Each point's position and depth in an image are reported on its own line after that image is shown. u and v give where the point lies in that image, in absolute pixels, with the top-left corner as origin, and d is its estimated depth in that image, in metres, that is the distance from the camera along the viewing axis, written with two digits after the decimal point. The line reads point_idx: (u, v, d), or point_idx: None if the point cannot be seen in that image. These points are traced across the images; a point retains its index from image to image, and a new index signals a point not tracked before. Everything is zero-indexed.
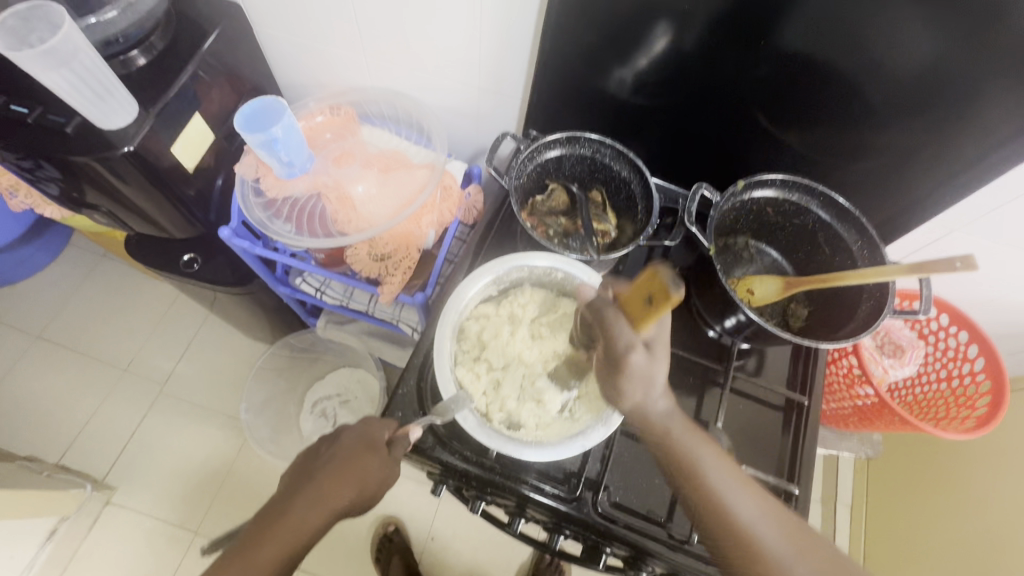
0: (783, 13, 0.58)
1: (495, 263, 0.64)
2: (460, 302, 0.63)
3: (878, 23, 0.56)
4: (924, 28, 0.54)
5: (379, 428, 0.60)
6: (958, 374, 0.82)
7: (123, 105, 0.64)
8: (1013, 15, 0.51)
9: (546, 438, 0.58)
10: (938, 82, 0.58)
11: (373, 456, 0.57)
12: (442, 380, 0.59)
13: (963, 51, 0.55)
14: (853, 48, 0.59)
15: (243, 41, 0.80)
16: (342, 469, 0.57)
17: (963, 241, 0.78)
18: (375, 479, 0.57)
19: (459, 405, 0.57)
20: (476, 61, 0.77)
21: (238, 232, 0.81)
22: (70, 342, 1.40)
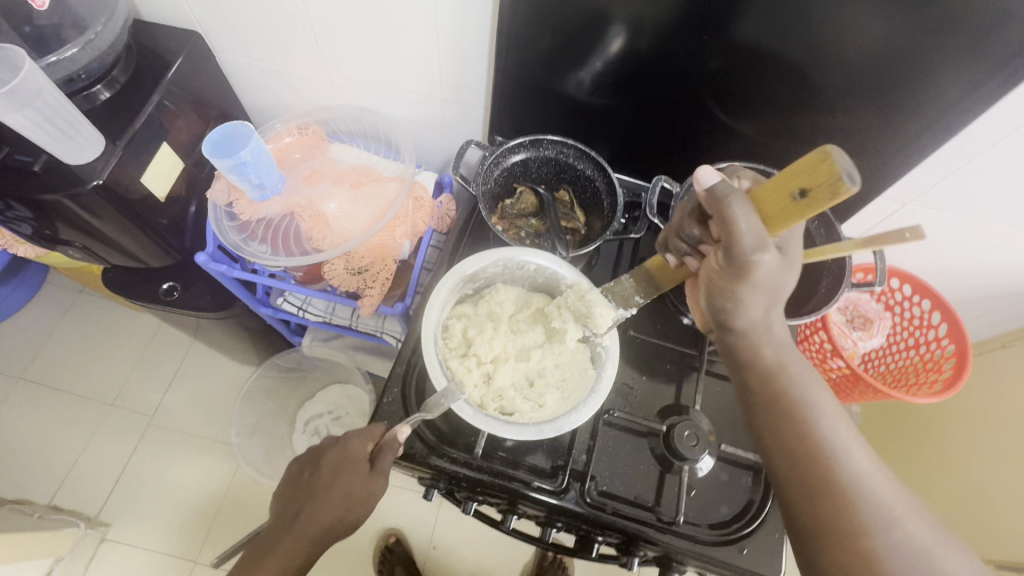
0: (725, 7, 0.61)
1: (473, 258, 0.65)
2: (441, 298, 0.64)
3: (814, 12, 0.59)
4: (857, 14, 0.57)
5: (359, 444, 0.61)
6: (924, 340, 0.84)
7: (90, 140, 0.65)
8: None
9: (542, 417, 0.60)
10: (876, 63, 0.61)
11: (352, 476, 0.59)
12: (434, 373, 0.60)
13: (895, 33, 0.58)
14: (787, 39, 0.62)
15: (206, 68, 0.81)
16: (327, 490, 0.59)
17: (917, 214, 0.81)
18: (357, 495, 0.59)
19: (451, 397, 0.59)
20: (438, 73, 0.79)
21: (215, 257, 0.82)
22: (52, 381, 1.39)
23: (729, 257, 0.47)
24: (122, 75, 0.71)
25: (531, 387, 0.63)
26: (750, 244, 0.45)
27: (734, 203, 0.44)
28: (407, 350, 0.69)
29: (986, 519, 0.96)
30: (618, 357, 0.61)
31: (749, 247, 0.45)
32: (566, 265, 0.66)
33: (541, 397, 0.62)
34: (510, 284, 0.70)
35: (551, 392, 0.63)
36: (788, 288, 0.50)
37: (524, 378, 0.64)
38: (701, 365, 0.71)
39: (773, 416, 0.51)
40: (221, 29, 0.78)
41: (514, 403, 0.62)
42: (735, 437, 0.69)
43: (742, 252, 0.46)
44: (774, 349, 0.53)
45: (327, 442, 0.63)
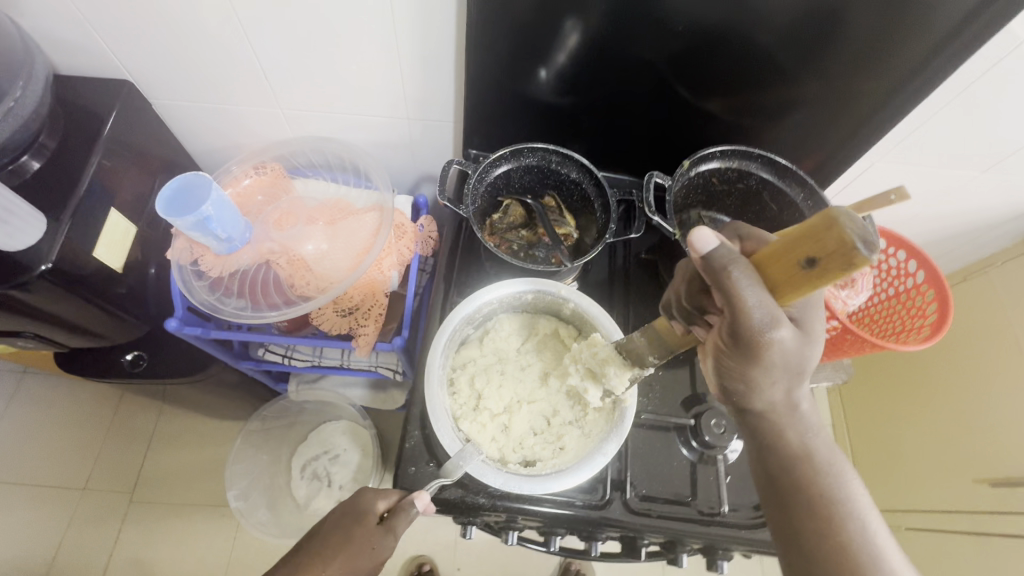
0: None
1: (461, 306, 0.63)
2: (440, 357, 0.61)
3: None
4: None
5: (373, 500, 0.57)
6: (904, 288, 0.88)
7: (31, 220, 0.58)
8: None
9: (564, 464, 0.58)
10: (839, 31, 0.62)
11: (359, 531, 0.55)
12: (446, 440, 0.57)
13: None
14: (738, 13, 0.61)
15: (143, 118, 0.74)
16: (328, 544, 0.55)
17: (884, 171, 0.84)
18: (361, 554, 0.54)
19: (467, 459, 0.56)
20: (394, 88, 0.75)
21: (186, 320, 0.76)
22: (10, 476, 1.26)
23: (737, 336, 0.42)
24: (52, 141, 0.65)
25: (550, 433, 0.61)
26: (763, 321, 0.40)
27: (738, 274, 0.39)
28: (418, 390, 0.66)
29: (977, 443, 1.02)
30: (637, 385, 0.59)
31: (762, 324, 0.40)
32: (565, 287, 0.64)
33: (560, 440, 0.60)
34: (510, 314, 0.68)
35: (569, 432, 0.61)
36: (807, 362, 0.44)
37: (539, 423, 0.62)
38: None
39: (799, 510, 0.46)
40: (154, 73, 0.71)
41: (534, 451, 0.60)
42: None
43: (752, 330, 0.40)
44: (802, 434, 0.47)
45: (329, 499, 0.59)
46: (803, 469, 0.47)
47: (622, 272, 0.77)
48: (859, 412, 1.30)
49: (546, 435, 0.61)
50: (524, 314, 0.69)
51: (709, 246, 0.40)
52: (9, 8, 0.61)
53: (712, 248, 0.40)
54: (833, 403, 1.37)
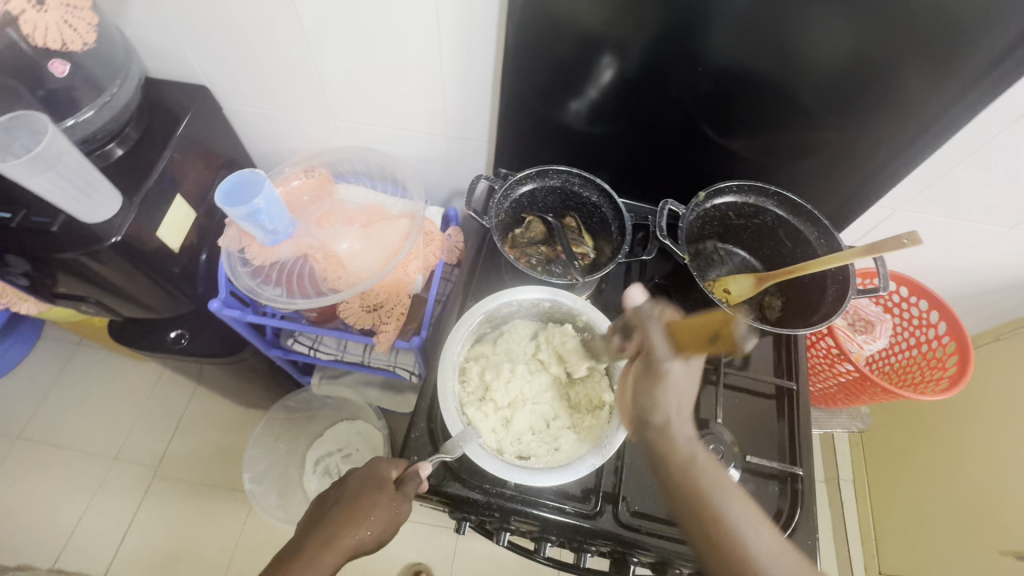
0: (704, 31, 0.64)
1: (485, 301, 0.66)
2: (456, 345, 0.65)
3: (788, 35, 0.63)
4: (834, 36, 0.62)
5: (387, 467, 0.59)
6: (925, 339, 0.88)
7: (108, 197, 0.65)
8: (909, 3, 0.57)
9: (557, 463, 0.61)
10: (854, 81, 0.65)
11: (377, 494, 0.56)
12: (448, 419, 0.60)
13: (868, 52, 0.62)
14: (777, 61, 0.66)
15: (214, 119, 0.83)
16: (346, 511, 0.55)
17: (907, 219, 0.85)
18: (381, 516, 0.55)
19: (467, 439, 0.59)
20: (438, 110, 0.82)
21: (227, 302, 0.82)
22: (52, 438, 1.35)
23: (646, 363, 0.58)
24: (136, 132, 0.74)
25: (547, 433, 0.65)
26: (665, 352, 0.58)
27: (652, 325, 0.60)
28: (429, 386, 0.69)
29: (1002, 509, 0.97)
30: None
31: (663, 355, 0.58)
32: (580, 300, 0.67)
33: (557, 441, 0.64)
34: (525, 321, 0.72)
35: (565, 435, 0.64)
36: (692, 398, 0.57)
37: (539, 422, 0.65)
38: (718, 377, 0.73)
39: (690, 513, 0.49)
40: (227, 80, 0.80)
41: (530, 447, 0.63)
42: (757, 447, 0.70)
43: (658, 359, 0.58)
44: (688, 443, 0.53)
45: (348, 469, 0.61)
46: (692, 479, 0.50)
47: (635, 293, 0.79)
48: (880, 467, 1.25)
49: (544, 434, 0.65)
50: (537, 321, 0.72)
51: (638, 298, 0.62)
52: (117, 19, 0.72)
53: (639, 301, 0.62)
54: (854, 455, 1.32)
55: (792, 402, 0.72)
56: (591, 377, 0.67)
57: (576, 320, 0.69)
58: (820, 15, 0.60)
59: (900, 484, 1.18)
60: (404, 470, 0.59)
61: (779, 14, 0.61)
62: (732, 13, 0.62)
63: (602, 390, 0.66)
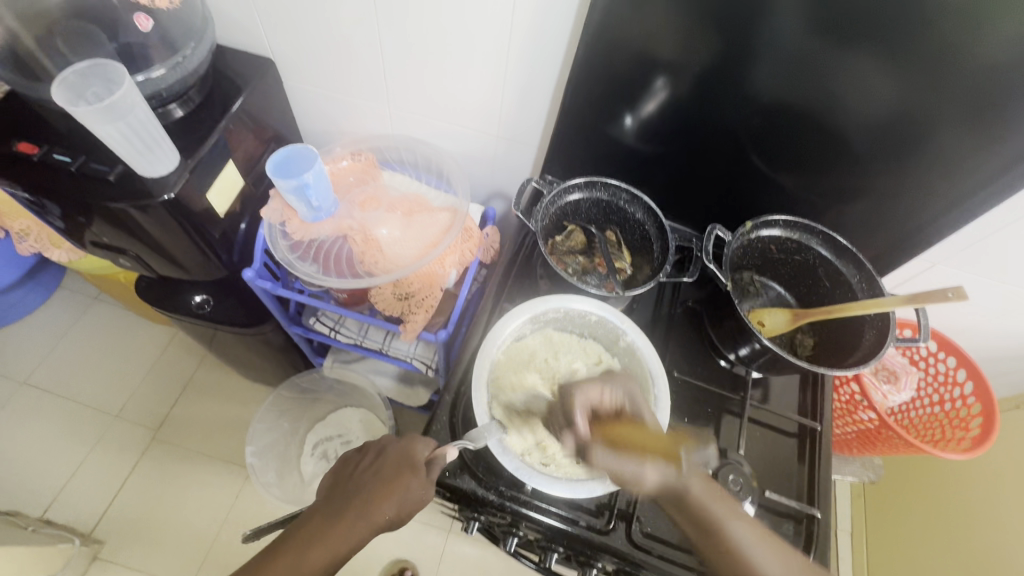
0: (757, 65, 0.65)
1: (535, 300, 0.68)
2: (502, 334, 0.66)
3: (844, 77, 0.63)
4: (889, 84, 0.62)
5: (421, 448, 0.59)
6: (949, 397, 0.87)
7: (166, 154, 0.66)
8: (972, 61, 0.57)
9: (575, 475, 0.61)
10: (905, 129, 0.65)
11: (411, 478, 0.56)
12: (477, 406, 0.61)
13: (925, 102, 0.62)
14: (829, 104, 0.66)
15: (273, 92, 0.84)
16: (381, 490, 0.55)
17: (946, 273, 0.85)
18: (414, 500, 0.55)
19: (492, 432, 0.60)
20: (491, 108, 0.82)
21: (260, 273, 0.82)
22: (57, 388, 1.36)
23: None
24: (198, 96, 0.75)
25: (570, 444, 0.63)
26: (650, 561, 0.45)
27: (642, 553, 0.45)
28: (456, 380, 0.69)
29: None
30: (666, 427, 0.61)
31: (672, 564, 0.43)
32: (629, 322, 0.68)
33: None
34: (566, 332, 0.72)
35: None
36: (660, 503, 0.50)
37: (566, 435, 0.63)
38: (742, 410, 0.72)
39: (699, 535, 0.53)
40: (291, 57, 0.82)
41: (552, 453, 0.62)
42: (775, 483, 0.69)
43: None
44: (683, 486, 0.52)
45: (386, 438, 0.61)
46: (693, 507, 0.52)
47: (667, 317, 0.80)
48: (880, 521, 1.23)
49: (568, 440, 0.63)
50: (577, 334, 0.72)
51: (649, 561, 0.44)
52: None
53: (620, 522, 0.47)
54: (856, 507, 1.31)
55: (814, 444, 0.71)
56: None
57: (617, 341, 0.69)
58: (875, 63, 0.60)
59: (899, 541, 1.16)
60: (435, 451, 0.58)
61: (840, 60, 0.61)
62: (791, 53, 0.63)
63: None
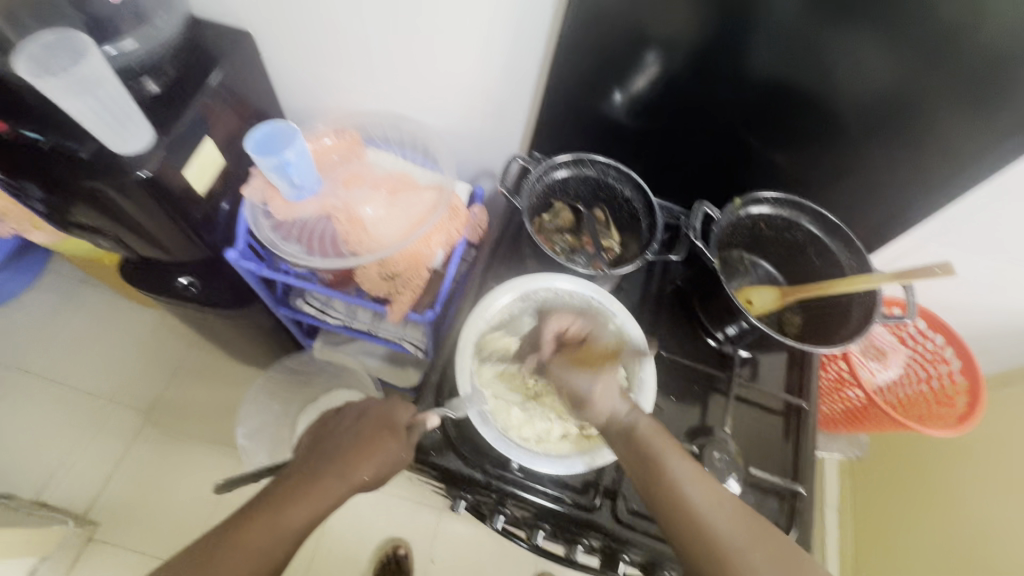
0: (754, 37, 0.63)
1: (520, 281, 0.67)
2: (488, 311, 0.66)
3: (844, 47, 0.61)
4: (891, 55, 0.60)
5: (402, 412, 0.60)
6: (936, 374, 0.88)
7: (140, 130, 0.65)
8: (971, 29, 0.55)
9: (553, 452, 0.62)
10: (901, 102, 0.64)
11: (391, 440, 0.57)
12: (461, 378, 0.63)
13: (922, 74, 0.60)
14: (823, 78, 0.64)
15: (253, 67, 0.82)
16: (362, 449, 0.56)
17: (936, 251, 0.84)
18: (394, 461, 0.57)
19: (472, 403, 0.62)
20: (478, 83, 0.80)
21: (244, 254, 0.81)
22: (46, 371, 1.35)
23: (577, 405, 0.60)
24: (173, 70, 0.72)
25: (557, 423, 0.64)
26: (585, 385, 0.59)
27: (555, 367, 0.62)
28: (443, 359, 0.69)
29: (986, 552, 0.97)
30: (644, 417, 0.61)
31: (583, 386, 0.59)
32: (620, 307, 0.68)
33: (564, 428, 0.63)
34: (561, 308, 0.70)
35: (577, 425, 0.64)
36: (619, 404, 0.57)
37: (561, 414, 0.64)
38: (729, 388, 0.72)
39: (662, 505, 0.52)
40: (271, 29, 0.79)
41: (533, 431, 0.63)
42: (761, 460, 0.70)
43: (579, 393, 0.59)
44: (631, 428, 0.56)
45: (365, 401, 0.62)
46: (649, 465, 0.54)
47: (654, 295, 0.79)
48: (867, 497, 1.25)
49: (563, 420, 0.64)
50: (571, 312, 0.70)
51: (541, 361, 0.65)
52: None
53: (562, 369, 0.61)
54: (843, 482, 1.33)
55: (800, 422, 0.72)
56: None
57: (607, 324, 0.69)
58: (876, 33, 0.58)
59: (884, 515, 1.18)
60: (415, 417, 0.60)
61: (834, 36, 0.60)
62: (787, 26, 0.61)
63: None
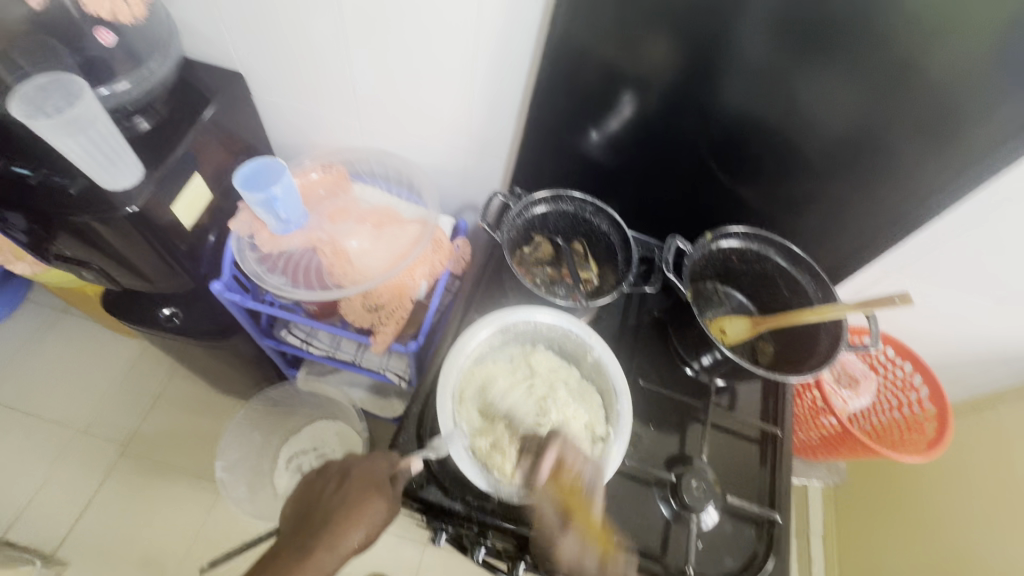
0: (722, 83, 0.68)
1: (496, 315, 0.68)
2: (467, 346, 0.67)
3: (804, 92, 0.65)
4: (846, 100, 0.65)
5: (382, 466, 0.60)
6: (907, 402, 0.90)
7: (129, 167, 0.66)
8: (912, 78, 0.60)
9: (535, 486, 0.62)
10: (858, 142, 0.68)
11: (378, 497, 0.58)
12: (442, 417, 0.62)
13: (875, 118, 0.65)
14: (788, 121, 0.69)
15: (243, 105, 0.85)
16: (350, 515, 0.56)
17: (899, 281, 0.88)
18: (382, 518, 0.58)
19: (452, 440, 0.61)
20: (462, 122, 0.84)
21: (229, 286, 0.82)
22: (20, 404, 1.32)
23: None
24: (164, 108, 0.75)
25: None
26: None
27: None
28: (424, 389, 0.70)
29: None
30: (626, 444, 0.62)
31: None
32: (593, 336, 0.69)
33: None
34: (537, 345, 0.73)
35: None
36: None
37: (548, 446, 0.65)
38: (705, 417, 0.73)
39: None
40: (262, 70, 0.83)
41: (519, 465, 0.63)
42: (737, 488, 0.71)
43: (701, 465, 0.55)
44: None
45: (346, 459, 0.62)
46: None
47: (632, 327, 0.81)
48: (849, 525, 1.26)
49: (548, 451, 0.65)
50: (547, 347, 0.73)
51: None
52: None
53: None
54: (826, 510, 1.33)
55: (774, 450, 0.73)
56: (588, 407, 0.69)
57: (584, 356, 0.71)
58: (832, 80, 0.63)
59: (866, 543, 1.19)
60: (397, 467, 0.61)
61: (793, 83, 0.65)
62: (753, 72, 0.65)
63: (598, 422, 0.67)
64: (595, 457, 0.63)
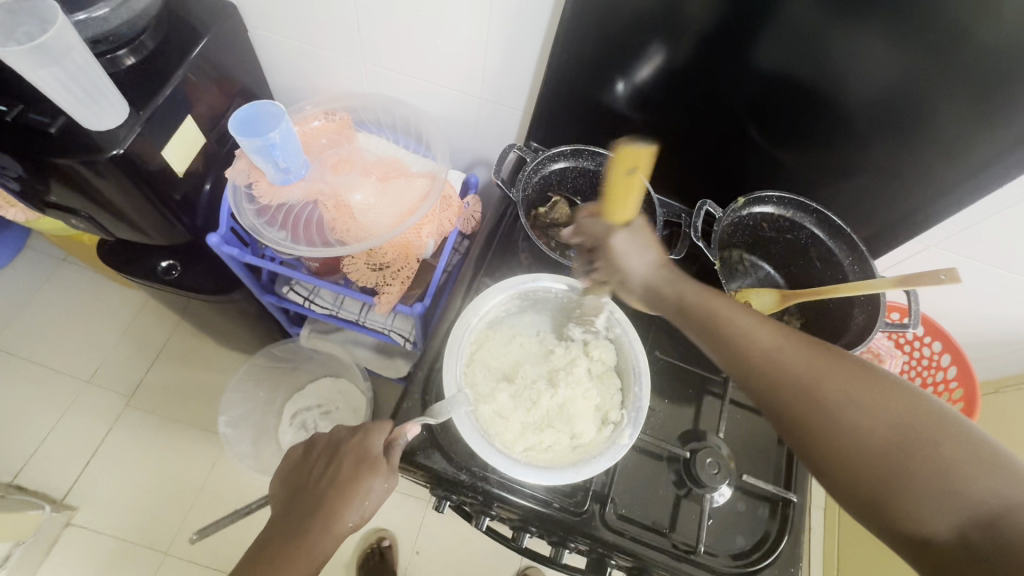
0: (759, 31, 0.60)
1: (512, 281, 0.65)
2: (483, 308, 0.64)
3: (847, 46, 0.58)
4: (892, 56, 0.57)
5: (375, 439, 0.58)
6: (932, 382, 0.87)
7: (114, 105, 0.61)
8: (986, 25, 0.53)
9: (537, 461, 0.59)
10: (905, 103, 0.61)
11: (373, 474, 0.55)
12: (447, 379, 0.60)
13: (930, 76, 0.58)
14: (831, 78, 0.62)
15: (237, 42, 0.78)
16: (344, 493, 0.54)
17: (938, 256, 0.82)
18: (378, 494, 0.55)
19: (455, 405, 0.58)
20: (475, 67, 0.77)
21: (226, 239, 0.77)
22: (24, 352, 1.31)
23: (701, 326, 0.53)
24: (151, 41, 0.69)
25: (548, 433, 0.61)
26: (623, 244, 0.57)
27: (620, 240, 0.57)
28: (429, 353, 0.67)
29: None
30: (640, 429, 0.59)
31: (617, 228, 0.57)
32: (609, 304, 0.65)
33: (550, 440, 0.61)
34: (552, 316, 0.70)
35: (563, 437, 0.61)
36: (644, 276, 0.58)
37: (554, 425, 0.62)
38: (722, 392, 0.70)
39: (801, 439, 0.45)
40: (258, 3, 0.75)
41: (522, 440, 0.60)
42: (753, 467, 0.68)
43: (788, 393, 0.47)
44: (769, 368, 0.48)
45: (337, 432, 0.59)
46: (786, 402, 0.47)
47: None
48: None
49: (552, 429, 0.62)
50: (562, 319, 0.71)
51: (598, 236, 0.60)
52: None
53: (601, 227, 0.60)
54: None
55: None
56: (601, 389, 0.65)
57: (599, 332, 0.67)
58: (876, 35, 0.56)
59: None
60: (391, 437, 0.58)
61: (845, 35, 0.57)
62: (792, 24, 0.58)
63: (612, 406, 0.63)
64: (602, 441, 0.61)
